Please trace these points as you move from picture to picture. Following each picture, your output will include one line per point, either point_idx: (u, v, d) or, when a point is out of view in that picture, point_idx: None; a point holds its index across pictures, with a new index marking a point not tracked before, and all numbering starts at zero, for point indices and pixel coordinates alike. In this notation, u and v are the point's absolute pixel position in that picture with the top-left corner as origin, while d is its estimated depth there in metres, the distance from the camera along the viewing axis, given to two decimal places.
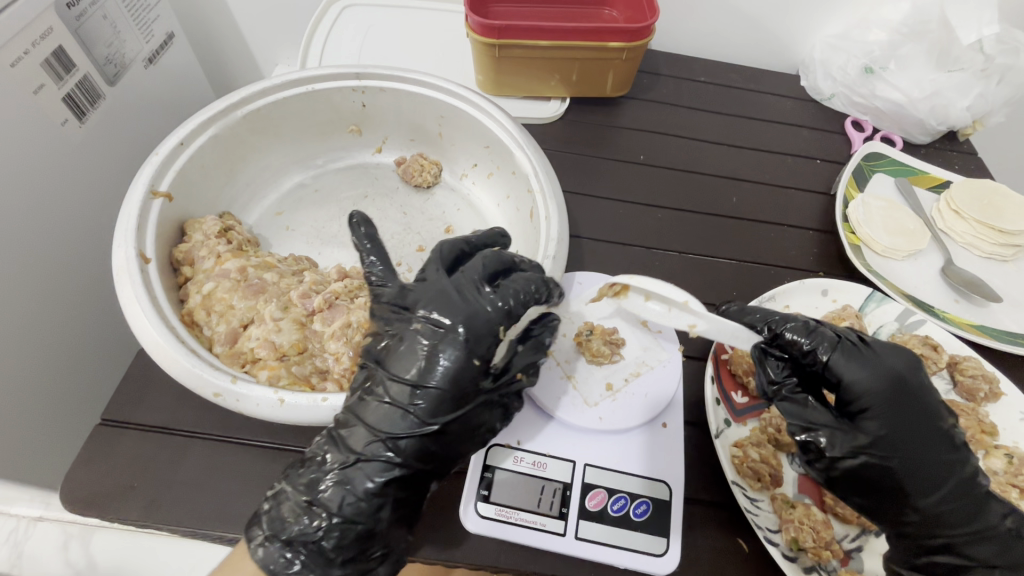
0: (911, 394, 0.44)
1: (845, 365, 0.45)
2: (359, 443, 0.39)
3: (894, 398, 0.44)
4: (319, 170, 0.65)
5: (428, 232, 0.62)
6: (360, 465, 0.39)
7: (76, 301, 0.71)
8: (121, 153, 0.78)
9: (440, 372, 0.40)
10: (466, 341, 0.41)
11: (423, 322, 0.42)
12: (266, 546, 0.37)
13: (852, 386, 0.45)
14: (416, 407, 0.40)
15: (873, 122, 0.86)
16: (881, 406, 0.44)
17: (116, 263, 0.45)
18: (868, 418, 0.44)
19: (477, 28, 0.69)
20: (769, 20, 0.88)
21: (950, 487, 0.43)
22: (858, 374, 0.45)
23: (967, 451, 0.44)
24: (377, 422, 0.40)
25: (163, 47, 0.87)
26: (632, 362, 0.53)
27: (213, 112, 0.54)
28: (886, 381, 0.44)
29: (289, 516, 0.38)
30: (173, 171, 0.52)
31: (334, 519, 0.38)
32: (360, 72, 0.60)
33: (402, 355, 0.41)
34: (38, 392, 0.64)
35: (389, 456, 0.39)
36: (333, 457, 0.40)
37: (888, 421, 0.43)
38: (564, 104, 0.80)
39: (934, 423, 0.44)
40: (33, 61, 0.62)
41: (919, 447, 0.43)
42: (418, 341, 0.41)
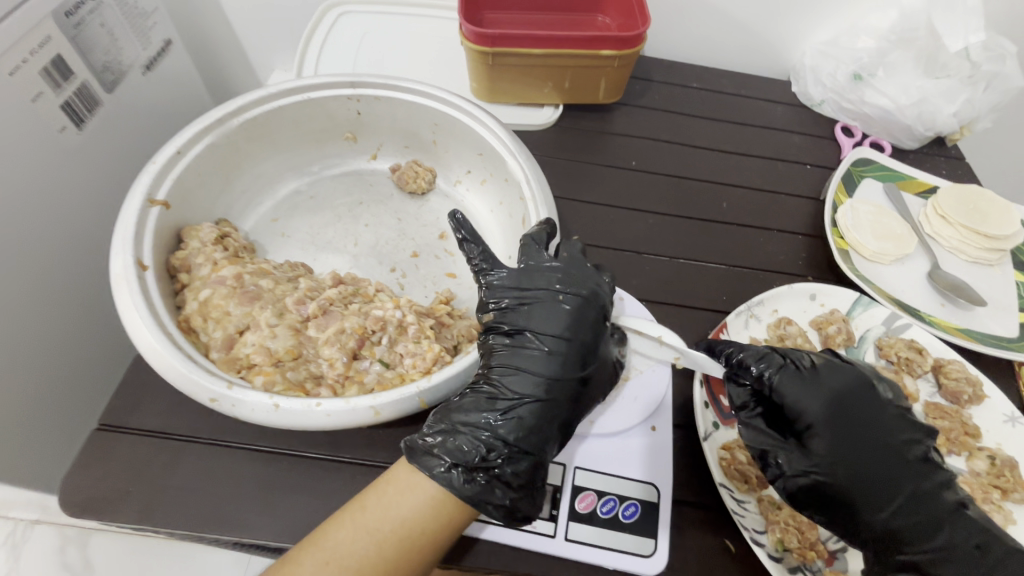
0: (853, 410, 0.47)
1: (789, 386, 0.47)
2: (523, 385, 0.43)
3: (839, 417, 0.46)
4: (315, 177, 0.66)
5: (423, 238, 0.63)
6: (528, 404, 0.43)
7: (75, 306, 0.71)
8: (120, 159, 0.79)
9: (579, 328, 0.45)
10: (588, 304, 0.46)
11: (564, 292, 0.46)
12: (450, 473, 0.40)
13: (797, 408, 0.46)
14: (572, 359, 0.44)
15: (862, 127, 0.87)
16: (827, 426, 0.46)
17: (113, 271, 0.45)
18: (817, 438, 0.46)
19: (471, 37, 0.70)
20: (760, 27, 0.90)
21: (904, 503, 0.44)
22: (805, 395, 0.47)
23: (922, 468, 0.46)
24: (539, 370, 0.44)
25: (161, 54, 0.88)
26: (626, 367, 0.55)
27: (209, 121, 0.55)
28: (828, 401, 0.46)
29: (457, 451, 0.41)
30: (169, 180, 0.52)
31: (504, 450, 0.41)
32: (355, 81, 0.61)
33: (547, 316, 0.45)
34: (36, 397, 0.65)
35: (546, 399, 0.43)
36: (502, 396, 0.43)
37: (835, 439, 0.45)
38: (557, 111, 0.81)
39: (878, 437, 0.46)
40: (31, 69, 0.63)
41: (868, 464, 0.45)
42: (564, 304, 0.45)
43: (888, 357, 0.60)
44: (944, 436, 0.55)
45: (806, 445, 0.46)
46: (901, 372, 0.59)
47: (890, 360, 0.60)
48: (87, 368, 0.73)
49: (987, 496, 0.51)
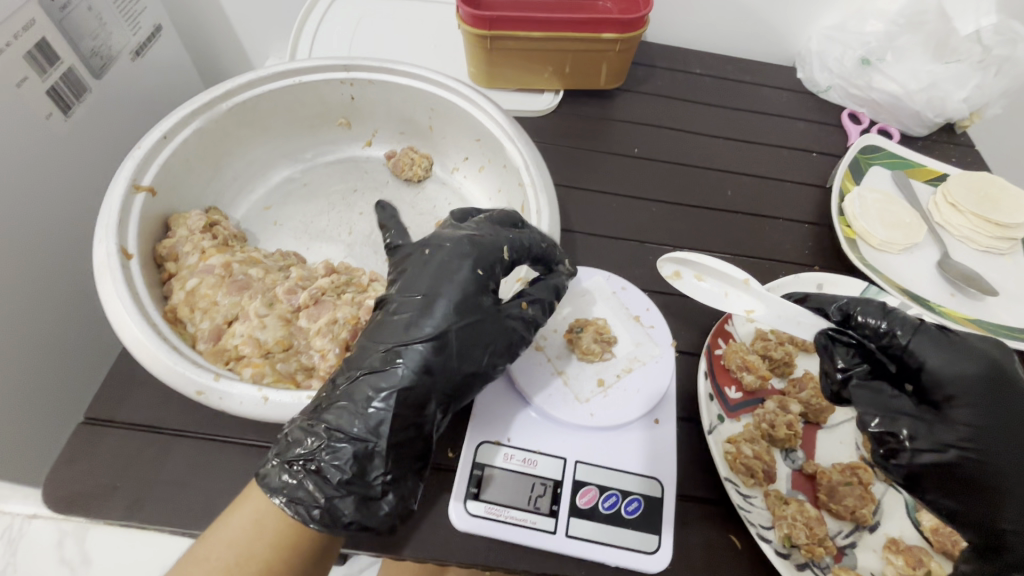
0: (1009, 387, 0.41)
1: (932, 353, 0.42)
2: (366, 359, 0.40)
3: (986, 387, 0.41)
4: (308, 164, 0.64)
5: (419, 227, 0.61)
6: (366, 380, 0.40)
7: (65, 298, 0.70)
8: (109, 148, 0.78)
9: (446, 283, 0.43)
10: (476, 259, 0.44)
11: (431, 248, 0.46)
12: (274, 473, 0.38)
13: (935, 377, 0.42)
14: (424, 313, 0.42)
15: (870, 114, 0.85)
16: (971, 395, 0.41)
17: (96, 259, 0.44)
18: (953, 412, 0.41)
19: (469, 20, 0.68)
20: (765, 11, 0.87)
21: None
22: (944, 361, 0.42)
23: None
24: (385, 338, 0.41)
25: (151, 39, 0.86)
26: (625, 357, 0.51)
27: (196, 105, 0.53)
28: (974, 372, 0.41)
29: (292, 446, 0.38)
30: (155, 165, 0.50)
31: (334, 444, 0.38)
32: (348, 64, 0.59)
33: (414, 276, 0.44)
34: (27, 389, 0.64)
35: (387, 371, 0.40)
36: (342, 379, 0.40)
37: (979, 410, 0.41)
38: (558, 97, 0.79)
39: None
40: (15, 53, 0.61)
41: (1014, 442, 0.40)
42: (425, 259, 0.45)
43: None
44: None
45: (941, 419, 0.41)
46: None
47: None
48: (79, 361, 0.72)
49: None
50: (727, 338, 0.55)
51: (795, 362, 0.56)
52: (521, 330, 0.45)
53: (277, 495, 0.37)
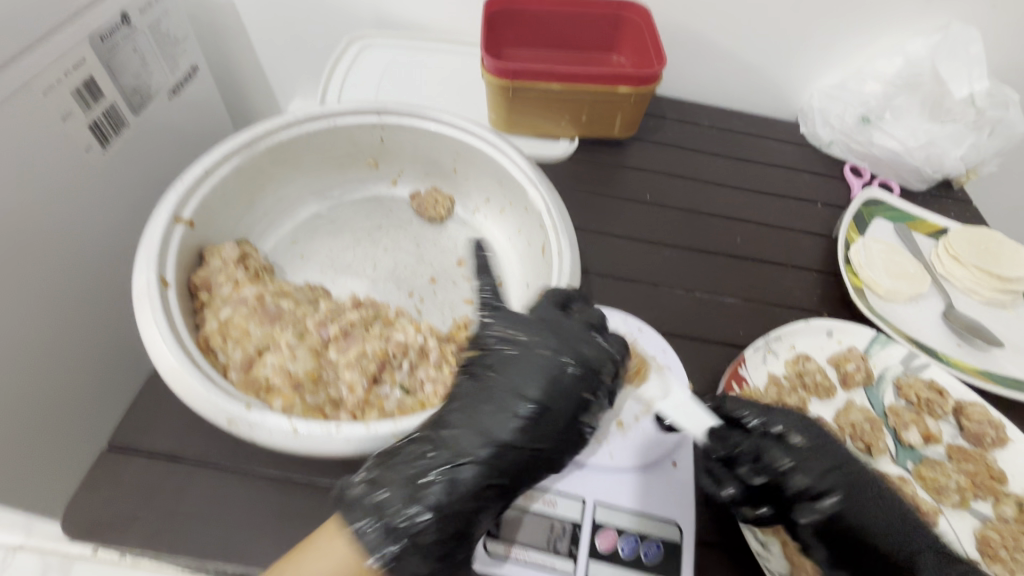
0: (837, 440, 0.48)
1: (789, 422, 0.47)
2: (467, 445, 0.40)
3: (833, 442, 0.47)
4: (336, 201, 0.67)
5: (442, 264, 0.63)
6: (465, 467, 0.39)
7: (89, 323, 0.72)
8: (141, 179, 0.81)
9: (551, 392, 0.42)
10: (582, 371, 0.43)
11: (540, 351, 0.43)
12: (369, 533, 0.37)
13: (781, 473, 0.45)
14: (530, 430, 0.41)
15: (871, 168, 0.88)
16: (831, 452, 0.46)
17: (136, 287, 0.45)
18: (818, 465, 0.45)
19: (493, 71, 0.73)
20: (766, 70, 0.94)
21: (904, 511, 0.45)
22: (806, 435, 0.47)
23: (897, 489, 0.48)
24: (483, 431, 0.40)
25: (187, 79, 0.91)
26: (643, 399, 0.52)
27: (239, 143, 0.56)
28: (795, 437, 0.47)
29: (391, 514, 0.37)
30: (195, 201, 0.52)
31: (433, 518, 0.38)
32: (381, 110, 0.62)
33: (523, 375, 0.42)
34: (44, 413, 0.64)
35: (491, 469, 0.40)
36: (434, 454, 0.39)
37: (841, 463, 0.45)
38: (573, 144, 0.83)
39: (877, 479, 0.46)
40: (63, 90, 0.66)
41: (867, 474, 0.46)
42: (539, 365, 0.43)
43: (908, 397, 0.59)
44: (969, 479, 0.54)
45: (815, 477, 0.44)
46: (923, 412, 0.58)
47: (910, 400, 0.59)
48: (93, 386, 0.73)
49: (1017, 544, 0.50)
50: (740, 382, 0.58)
51: (808, 410, 0.58)
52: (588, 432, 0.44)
53: (370, 558, 0.36)
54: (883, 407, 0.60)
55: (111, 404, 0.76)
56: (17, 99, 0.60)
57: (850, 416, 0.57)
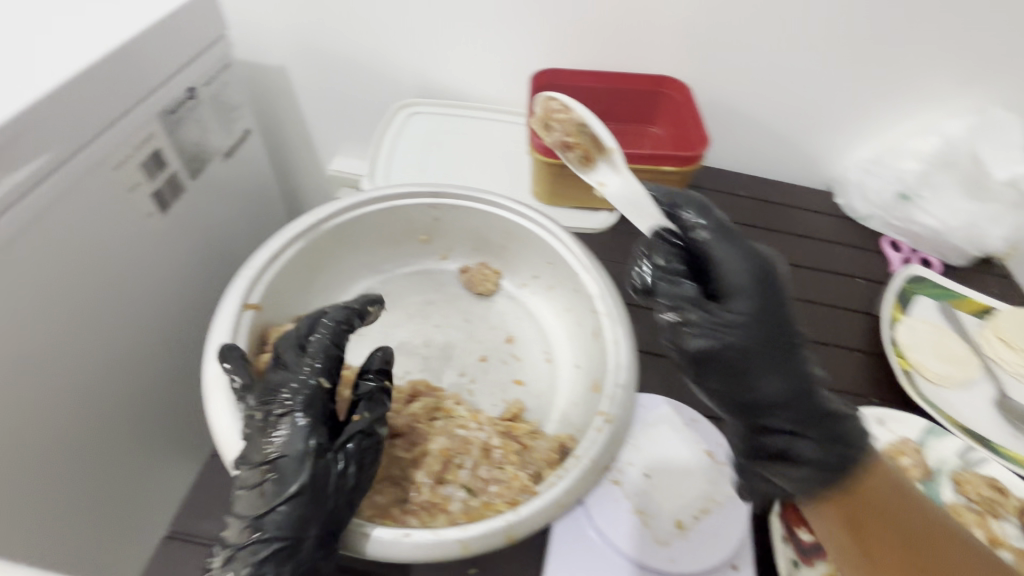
0: (771, 280, 0.45)
1: (721, 244, 0.46)
2: (253, 502, 0.39)
3: (759, 287, 0.45)
4: (389, 276, 0.68)
5: (491, 341, 0.64)
6: (264, 515, 0.38)
7: (128, 380, 0.73)
8: (194, 240, 0.83)
9: (272, 425, 0.41)
10: (307, 412, 0.42)
11: (283, 396, 0.42)
12: None
13: (720, 333, 0.44)
14: (267, 476, 0.39)
15: (910, 243, 0.89)
16: (749, 292, 0.45)
17: (206, 379, 0.46)
18: (780, 365, 0.43)
19: (540, 148, 0.76)
20: (801, 142, 0.95)
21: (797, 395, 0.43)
22: (724, 253, 0.46)
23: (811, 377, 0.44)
24: (267, 480, 0.39)
25: (241, 141, 0.95)
26: (700, 497, 0.51)
27: (304, 227, 0.59)
28: (747, 277, 0.45)
29: (263, 498, 0.39)
30: (263, 284, 0.54)
31: (295, 499, 0.38)
32: (437, 192, 0.65)
33: (255, 432, 0.41)
34: (70, 473, 0.65)
35: (282, 483, 0.39)
36: (254, 510, 0.38)
37: (748, 317, 0.44)
38: (614, 215, 0.84)
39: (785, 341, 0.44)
40: (132, 163, 0.69)
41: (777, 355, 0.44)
42: (276, 410, 0.42)
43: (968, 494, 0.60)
44: None
45: (765, 384, 0.44)
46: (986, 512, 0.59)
47: (971, 497, 0.60)
48: (121, 445, 0.73)
49: None
50: None
51: None
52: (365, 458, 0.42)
53: None
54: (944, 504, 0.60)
55: (140, 462, 0.77)
56: (92, 175, 0.63)
57: None
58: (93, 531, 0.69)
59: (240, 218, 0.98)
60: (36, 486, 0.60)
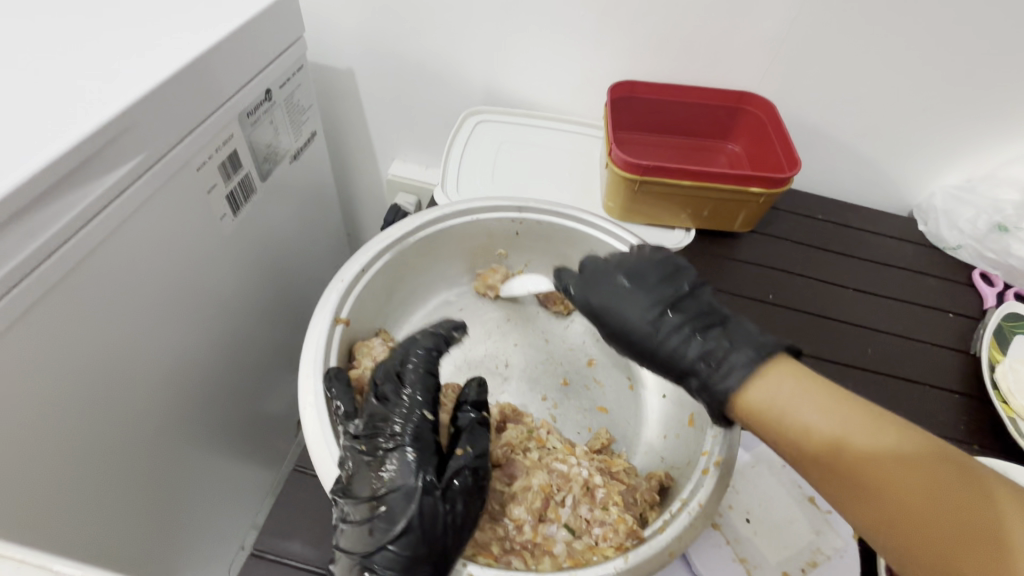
0: (637, 272, 0.54)
1: (598, 268, 0.56)
2: (362, 537, 0.40)
3: (635, 276, 0.53)
4: (465, 289, 0.67)
5: (571, 363, 0.62)
6: (376, 549, 0.39)
7: (194, 380, 0.73)
8: (259, 241, 0.83)
9: (382, 462, 0.42)
10: (415, 443, 0.44)
11: (389, 425, 0.44)
12: None
13: (632, 320, 0.52)
14: (378, 512, 0.40)
15: (1004, 277, 0.83)
16: (621, 284, 0.53)
17: (303, 397, 0.46)
18: (691, 326, 0.49)
19: (620, 163, 0.73)
20: (886, 165, 0.91)
21: (675, 346, 0.49)
22: (600, 269, 0.56)
23: (689, 332, 0.49)
24: (377, 515, 0.40)
25: (307, 143, 0.94)
26: (805, 547, 0.48)
27: (392, 239, 0.57)
28: (627, 277, 0.54)
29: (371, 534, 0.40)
30: (352, 297, 0.53)
31: (404, 538, 0.39)
32: (522, 206, 0.63)
33: (361, 464, 0.42)
34: (132, 471, 0.65)
35: (389, 521, 0.40)
36: (364, 543, 0.40)
37: (621, 294, 0.53)
38: (689, 235, 0.81)
39: (664, 315, 0.51)
40: (213, 165, 0.68)
41: (634, 318, 0.51)
42: (383, 442, 0.43)
43: None
44: None
45: (685, 340, 0.49)
46: None
47: None
48: (178, 445, 0.73)
49: None
50: None
51: None
52: (468, 494, 0.43)
53: None
54: None
55: (193, 462, 0.77)
56: (177, 176, 0.62)
57: None
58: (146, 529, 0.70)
59: (300, 220, 0.97)
60: (98, 485, 0.60)
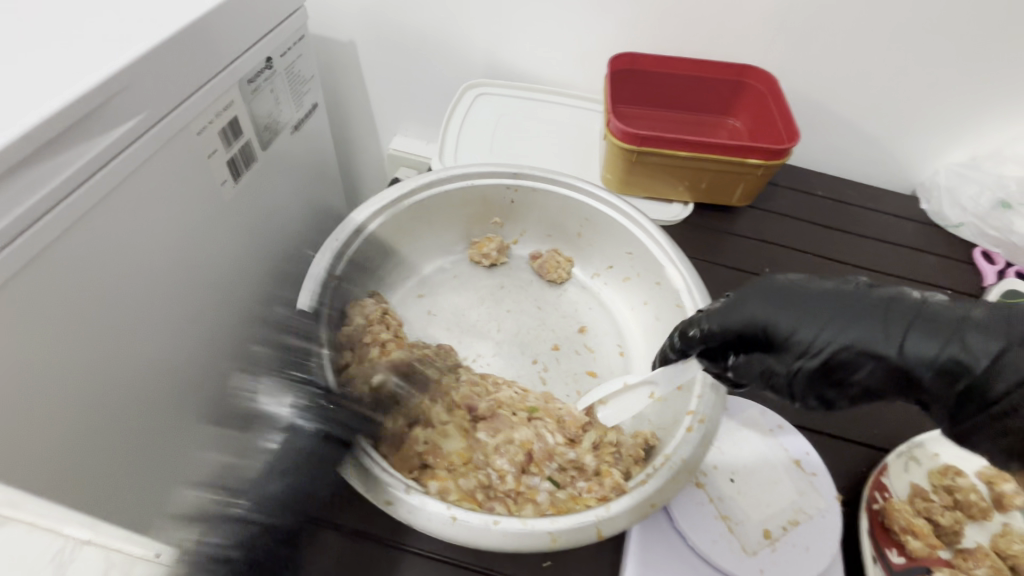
0: (777, 294, 0.41)
1: (734, 307, 0.42)
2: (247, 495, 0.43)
3: (780, 298, 0.41)
4: (459, 256, 0.68)
5: (563, 330, 0.62)
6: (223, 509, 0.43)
7: (196, 344, 0.75)
8: (259, 210, 0.84)
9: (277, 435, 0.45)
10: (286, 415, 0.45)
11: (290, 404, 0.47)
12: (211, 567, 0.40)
13: (835, 353, 0.38)
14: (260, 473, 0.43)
15: (1005, 255, 0.83)
16: (783, 315, 0.40)
17: (295, 349, 0.46)
18: (905, 324, 0.37)
19: (619, 134, 0.73)
20: (891, 142, 0.90)
21: (918, 363, 0.36)
22: (741, 310, 0.42)
23: (919, 330, 0.36)
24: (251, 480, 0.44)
25: (308, 115, 0.94)
26: (789, 507, 0.48)
27: (386, 201, 0.58)
28: (776, 299, 0.41)
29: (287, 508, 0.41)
30: (345, 257, 0.54)
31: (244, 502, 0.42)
32: (517, 172, 0.63)
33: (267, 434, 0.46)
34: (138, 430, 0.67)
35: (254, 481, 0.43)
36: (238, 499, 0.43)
37: (796, 326, 0.39)
38: (686, 209, 0.82)
39: (870, 330, 0.37)
40: (214, 129, 0.69)
41: (847, 343, 0.38)
42: (277, 423, 0.46)
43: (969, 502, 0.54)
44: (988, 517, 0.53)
45: (913, 347, 0.36)
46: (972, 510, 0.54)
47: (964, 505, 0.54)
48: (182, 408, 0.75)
49: None
50: (884, 491, 0.53)
51: (963, 533, 0.53)
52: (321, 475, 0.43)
53: None
54: None
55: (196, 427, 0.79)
56: (177, 139, 0.63)
57: (1011, 544, 0.52)
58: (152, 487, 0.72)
59: (301, 192, 0.98)
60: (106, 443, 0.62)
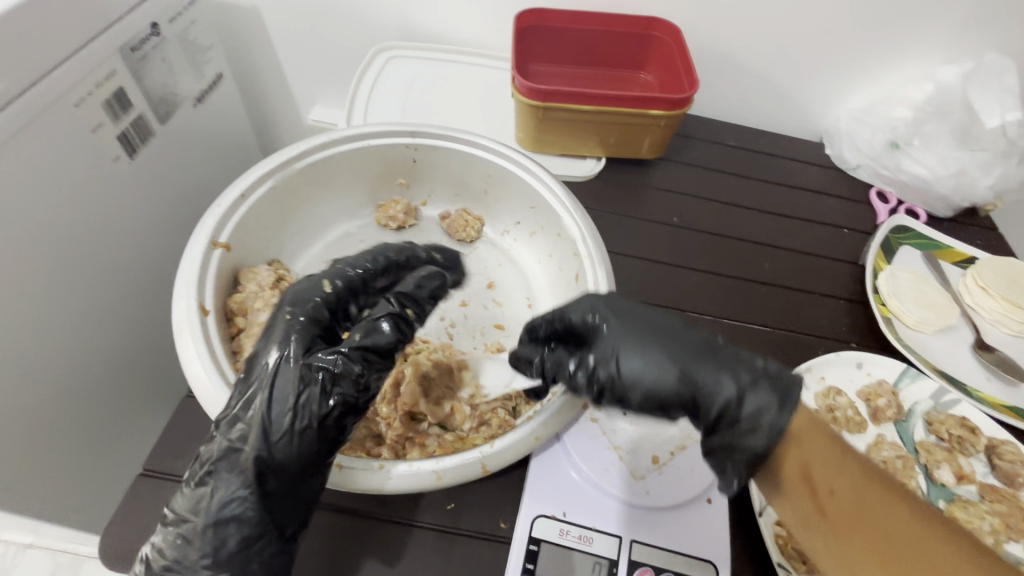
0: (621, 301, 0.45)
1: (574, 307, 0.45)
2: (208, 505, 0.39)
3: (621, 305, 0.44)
4: (366, 221, 0.67)
5: (471, 287, 0.64)
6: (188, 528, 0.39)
7: (101, 327, 0.72)
8: (165, 186, 0.80)
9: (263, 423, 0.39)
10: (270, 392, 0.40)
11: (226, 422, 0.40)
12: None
13: (637, 367, 0.41)
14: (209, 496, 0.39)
15: (897, 194, 0.88)
16: (612, 320, 0.43)
17: (176, 316, 0.46)
18: (702, 357, 0.41)
19: (524, 91, 0.73)
20: (795, 90, 0.93)
21: (649, 392, 0.40)
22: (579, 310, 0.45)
23: (692, 372, 0.40)
24: (219, 496, 0.39)
25: (212, 86, 0.90)
26: (677, 434, 0.53)
27: (275, 164, 0.56)
28: (620, 311, 0.44)
29: (202, 505, 0.39)
30: (232, 223, 0.53)
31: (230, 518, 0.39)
32: (415, 131, 0.62)
33: (225, 461, 0.39)
34: (47, 420, 0.65)
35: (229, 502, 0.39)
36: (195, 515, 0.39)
37: (615, 327, 0.43)
38: (599, 163, 0.83)
39: (657, 355, 0.41)
40: (95, 101, 0.65)
41: (630, 351, 0.41)
42: (235, 426, 0.39)
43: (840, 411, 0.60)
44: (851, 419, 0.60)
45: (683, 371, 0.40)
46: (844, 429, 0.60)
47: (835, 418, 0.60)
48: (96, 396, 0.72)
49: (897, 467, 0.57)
50: None
51: None
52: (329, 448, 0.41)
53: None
54: (914, 444, 0.60)
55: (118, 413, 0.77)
56: (51, 113, 0.59)
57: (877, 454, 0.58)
58: (70, 478, 0.70)
59: (215, 168, 0.95)
60: (5, 436, 0.59)
